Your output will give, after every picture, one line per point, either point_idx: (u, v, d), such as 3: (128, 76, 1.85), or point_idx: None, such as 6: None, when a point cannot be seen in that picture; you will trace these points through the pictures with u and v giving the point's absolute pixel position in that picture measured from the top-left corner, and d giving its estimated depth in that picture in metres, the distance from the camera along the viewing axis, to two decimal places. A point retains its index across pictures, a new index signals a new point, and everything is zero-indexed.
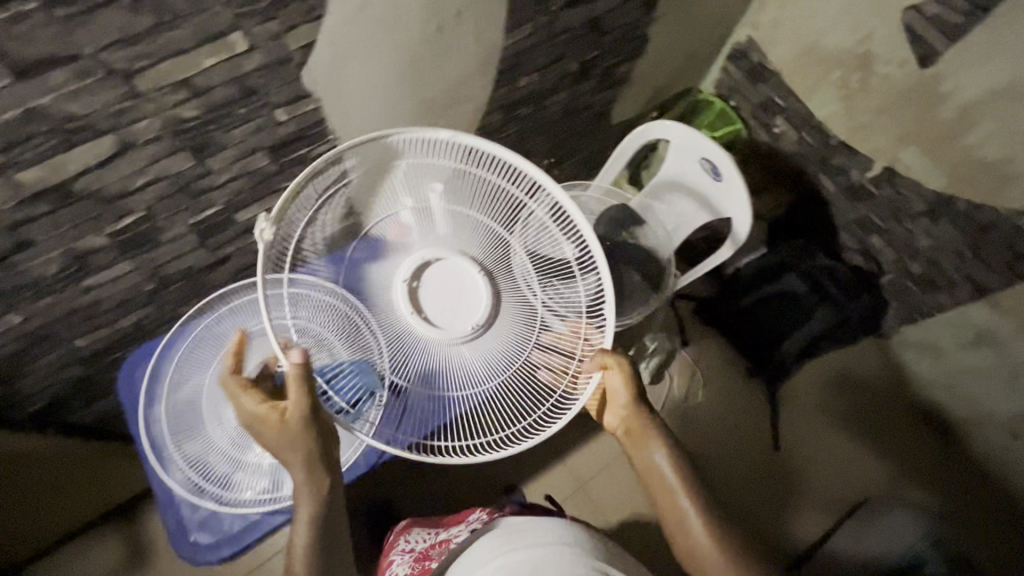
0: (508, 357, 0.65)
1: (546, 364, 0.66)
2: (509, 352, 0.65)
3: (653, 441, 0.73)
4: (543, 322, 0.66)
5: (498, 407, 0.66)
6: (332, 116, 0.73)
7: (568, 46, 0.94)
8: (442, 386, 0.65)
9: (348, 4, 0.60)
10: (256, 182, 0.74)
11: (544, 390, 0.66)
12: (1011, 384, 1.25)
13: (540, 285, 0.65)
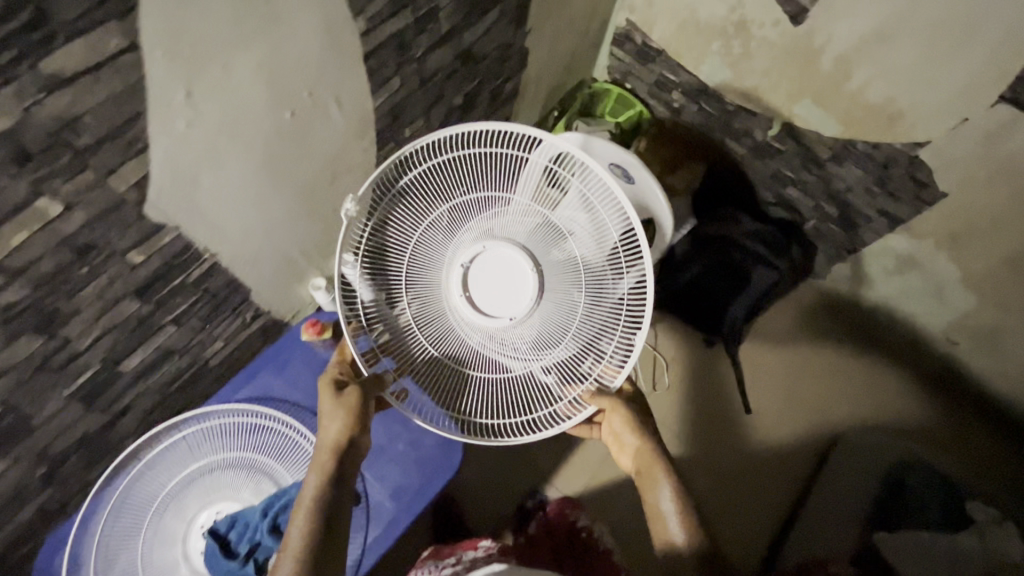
0: (557, 330, 0.75)
1: (584, 347, 0.75)
2: (556, 324, 0.75)
3: (658, 480, 0.77)
4: (586, 302, 0.74)
5: (537, 387, 0.76)
6: (200, 238, 0.64)
7: (445, 85, 0.88)
8: (500, 361, 0.76)
9: (175, 126, 0.52)
10: (132, 328, 0.65)
11: (578, 375, 0.75)
12: (938, 298, 1.32)
13: (588, 265, 0.74)
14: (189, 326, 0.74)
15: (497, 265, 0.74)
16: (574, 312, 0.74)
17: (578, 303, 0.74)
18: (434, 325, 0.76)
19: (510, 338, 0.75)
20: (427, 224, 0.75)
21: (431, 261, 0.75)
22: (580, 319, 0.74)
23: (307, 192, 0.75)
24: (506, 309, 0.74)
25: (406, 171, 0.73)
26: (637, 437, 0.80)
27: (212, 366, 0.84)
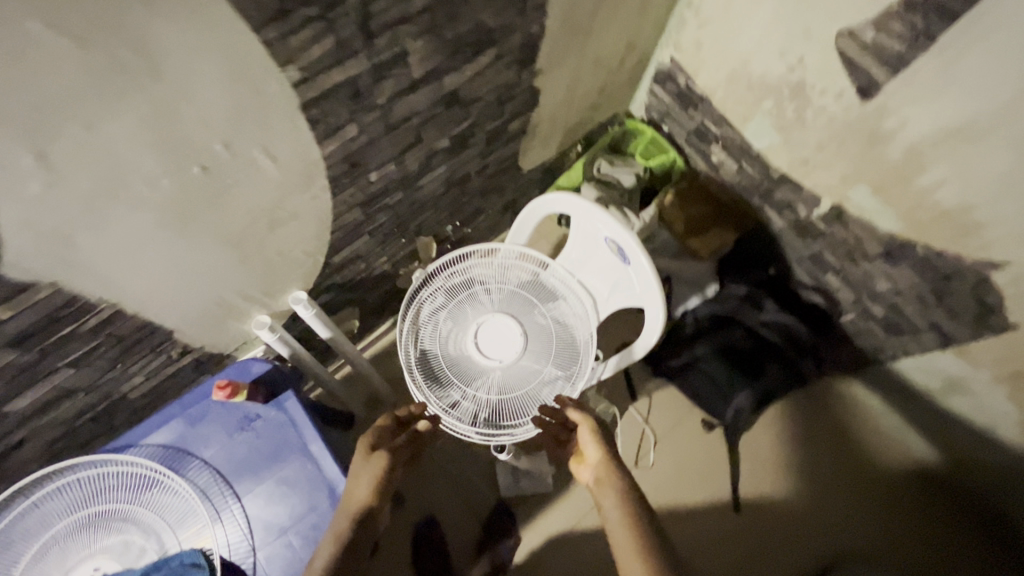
0: (540, 365, 0.95)
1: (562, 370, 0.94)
2: (540, 362, 0.95)
3: (616, 497, 0.76)
4: (562, 340, 0.96)
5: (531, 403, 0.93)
6: (94, 288, 0.58)
7: (424, 129, 0.78)
8: (506, 393, 0.94)
9: (21, 186, 0.44)
10: (12, 375, 0.60)
11: (563, 384, 0.94)
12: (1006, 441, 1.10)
13: (557, 318, 0.97)
14: (97, 365, 0.69)
15: (502, 316, 0.97)
16: (553, 350, 0.96)
17: (556, 343, 0.96)
18: (453, 368, 0.95)
19: (510, 374, 0.95)
20: (452, 293, 0.98)
21: (450, 323, 0.97)
22: (557, 354, 0.95)
23: (235, 241, 0.68)
24: (499, 350, 0.95)
25: (437, 262, 0.96)
26: (598, 449, 0.83)
27: (135, 396, 0.80)
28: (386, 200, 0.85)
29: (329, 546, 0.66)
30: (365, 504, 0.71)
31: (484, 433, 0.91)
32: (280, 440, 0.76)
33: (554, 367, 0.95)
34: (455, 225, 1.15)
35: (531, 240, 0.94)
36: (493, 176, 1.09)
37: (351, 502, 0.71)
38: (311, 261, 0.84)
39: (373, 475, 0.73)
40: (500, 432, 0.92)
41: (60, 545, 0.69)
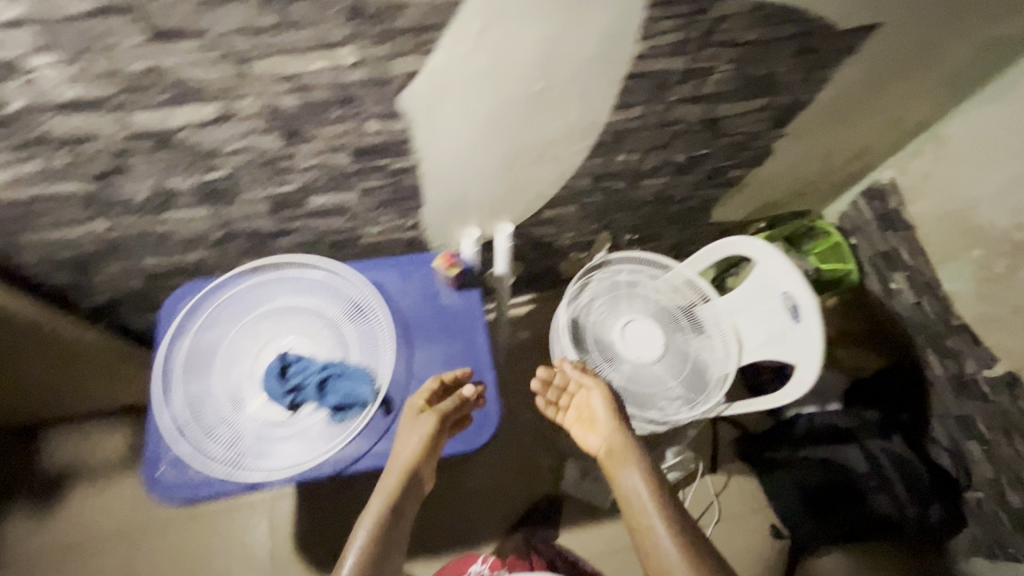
0: (669, 378, 1.02)
1: (686, 392, 1.01)
2: (670, 375, 1.02)
3: (631, 462, 0.85)
4: (696, 367, 1.03)
5: (648, 405, 1.00)
6: (418, 142, 0.76)
7: (678, 138, 0.91)
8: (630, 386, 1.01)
9: (460, 44, 0.61)
10: (333, 175, 0.78)
11: (683, 404, 1.00)
12: None
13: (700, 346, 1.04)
14: (369, 202, 0.87)
15: (653, 323, 1.06)
16: (685, 371, 1.03)
17: (689, 367, 1.03)
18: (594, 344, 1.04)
19: (640, 372, 1.02)
20: (618, 284, 1.09)
21: (607, 307, 1.07)
22: (687, 376, 1.03)
23: (509, 155, 0.84)
24: (639, 348, 1.04)
25: (618, 254, 1.09)
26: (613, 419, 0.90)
27: (362, 241, 0.98)
28: (612, 183, 0.99)
29: (381, 502, 0.75)
30: (412, 466, 0.76)
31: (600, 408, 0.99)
32: (456, 320, 0.90)
33: (680, 386, 1.02)
34: (633, 237, 1.26)
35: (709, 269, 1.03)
36: (687, 210, 1.20)
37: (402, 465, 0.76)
38: (531, 201, 1.00)
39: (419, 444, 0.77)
40: None
41: (276, 315, 0.87)
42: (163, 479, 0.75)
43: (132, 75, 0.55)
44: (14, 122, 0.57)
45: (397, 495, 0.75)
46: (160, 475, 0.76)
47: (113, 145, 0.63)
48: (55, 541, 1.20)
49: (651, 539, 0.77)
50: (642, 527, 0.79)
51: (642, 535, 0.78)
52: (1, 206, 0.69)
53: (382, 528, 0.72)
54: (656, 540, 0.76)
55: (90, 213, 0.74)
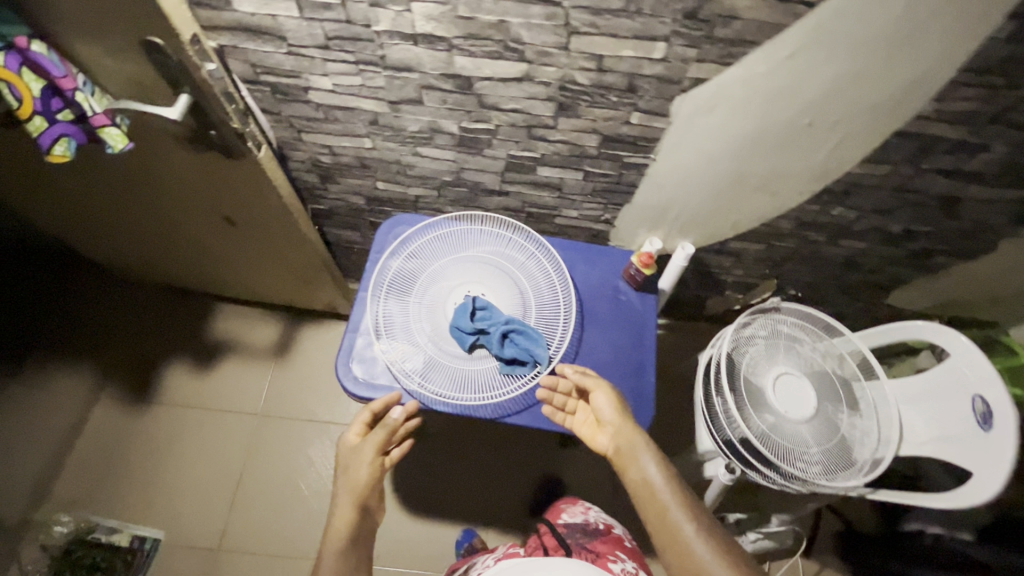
0: (814, 441, 0.99)
1: (829, 460, 0.97)
2: (815, 439, 0.99)
3: (644, 459, 0.77)
4: (845, 440, 0.99)
5: (786, 459, 0.97)
6: (663, 143, 0.80)
7: (906, 206, 0.88)
8: (773, 434, 0.99)
9: (760, 65, 0.65)
10: (572, 153, 0.84)
11: (823, 470, 0.97)
12: None
13: (853, 421, 1.00)
14: (585, 186, 0.92)
15: (809, 382, 1.03)
16: (832, 440, 0.99)
17: (839, 437, 0.99)
18: (746, 381, 1.03)
19: (784, 425, 1.00)
20: (782, 334, 1.08)
21: (767, 350, 1.06)
22: (833, 445, 0.99)
23: (734, 180, 0.87)
24: (791, 402, 1.01)
25: (791, 306, 1.09)
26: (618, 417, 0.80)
27: (554, 219, 1.04)
28: (811, 233, 0.98)
29: (337, 538, 0.73)
30: (361, 497, 0.77)
31: (738, 444, 0.98)
32: (631, 320, 0.94)
33: (823, 453, 0.98)
34: (797, 294, 1.23)
35: (882, 349, 1.01)
36: (867, 283, 1.16)
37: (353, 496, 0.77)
38: (724, 230, 1.01)
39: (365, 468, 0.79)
40: (747, 455, 0.99)
41: (471, 262, 0.94)
42: (353, 372, 0.87)
43: (480, 24, 0.63)
44: (368, 42, 0.68)
45: (353, 528, 0.74)
46: (350, 368, 0.87)
47: (424, 79, 0.73)
48: (202, 399, 1.35)
49: (675, 539, 0.69)
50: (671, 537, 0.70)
51: (659, 536, 0.71)
52: (310, 108, 0.81)
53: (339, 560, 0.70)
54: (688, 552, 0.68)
55: (366, 132, 0.85)
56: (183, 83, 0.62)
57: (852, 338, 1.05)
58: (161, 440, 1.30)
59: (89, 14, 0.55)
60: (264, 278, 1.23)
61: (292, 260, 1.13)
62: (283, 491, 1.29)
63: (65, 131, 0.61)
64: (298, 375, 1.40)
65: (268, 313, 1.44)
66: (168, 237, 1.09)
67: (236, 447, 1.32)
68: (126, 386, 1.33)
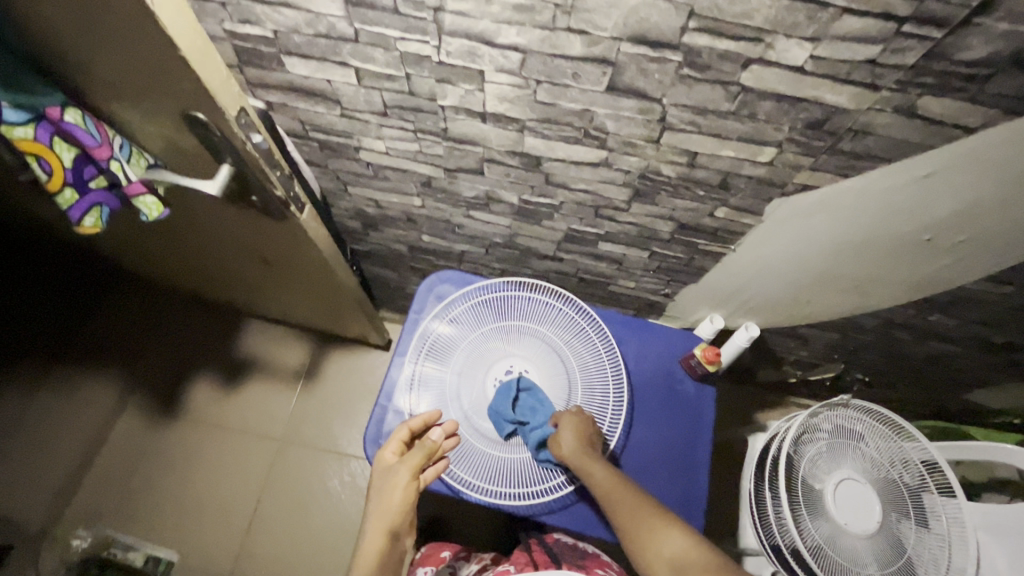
0: (872, 562, 0.89)
1: None
2: (874, 559, 0.89)
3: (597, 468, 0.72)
4: (908, 563, 0.89)
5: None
6: (746, 238, 0.71)
7: (1019, 323, 0.77)
8: (828, 550, 0.89)
9: (882, 181, 0.55)
10: (641, 233, 0.75)
11: None
12: None
13: (919, 543, 0.90)
14: (648, 263, 0.84)
15: (874, 492, 0.93)
16: (893, 562, 0.89)
17: (900, 560, 0.89)
18: (803, 484, 0.93)
19: (842, 539, 0.90)
20: (848, 434, 0.97)
21: (829, 452, 0.96)
22: (893, 568, 0.89)
23: (820, 279, 0.77)
24: (851, 514, 0.91)
25: (862, 403, 0.97)
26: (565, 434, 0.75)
27: (608, 287, 0.95)
28: (898, 332, 0.88)
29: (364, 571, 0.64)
30: (390, 526, 0.68)
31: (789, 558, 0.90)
32: (686, 412, 0.85)
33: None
34: (863, 379, 1.12)
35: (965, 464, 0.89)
36: (948, 380, 1.04)
37: (381, 522, 0.68)
38: (796, 319, 0.91)
39: (398, 491, 0.70)
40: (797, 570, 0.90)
41: (515, 334, 0.86)
42: None
43: (559, 111, 0.55)
44: (430, 113, 0.60)
45: (382, 560, 0.65)
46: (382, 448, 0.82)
47: (488, 153, 0.65)
48: (225, 418, 1.32)
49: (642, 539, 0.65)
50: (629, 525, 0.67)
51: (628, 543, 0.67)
52: (358, 166, 0.74)
53: None
54: (651, 534, 0.65)
55: (416, 191, 0.78)
56: (226, 153, 0.56)
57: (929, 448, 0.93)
58: (181, 459, 1.28)
59: (126, 85, 0.49)
60: (299, 309, 1.18)
61: (330, 303, 1.08)
62: (298, 522, 1.25)
63: (100, 199, 0.56)
64: (321, 402, 1.36)
65: (297, 335, 1.40)
66: (200, 268, 1.04)
67: (254, 473, 1.29)
68: (150, 400, 1.31)
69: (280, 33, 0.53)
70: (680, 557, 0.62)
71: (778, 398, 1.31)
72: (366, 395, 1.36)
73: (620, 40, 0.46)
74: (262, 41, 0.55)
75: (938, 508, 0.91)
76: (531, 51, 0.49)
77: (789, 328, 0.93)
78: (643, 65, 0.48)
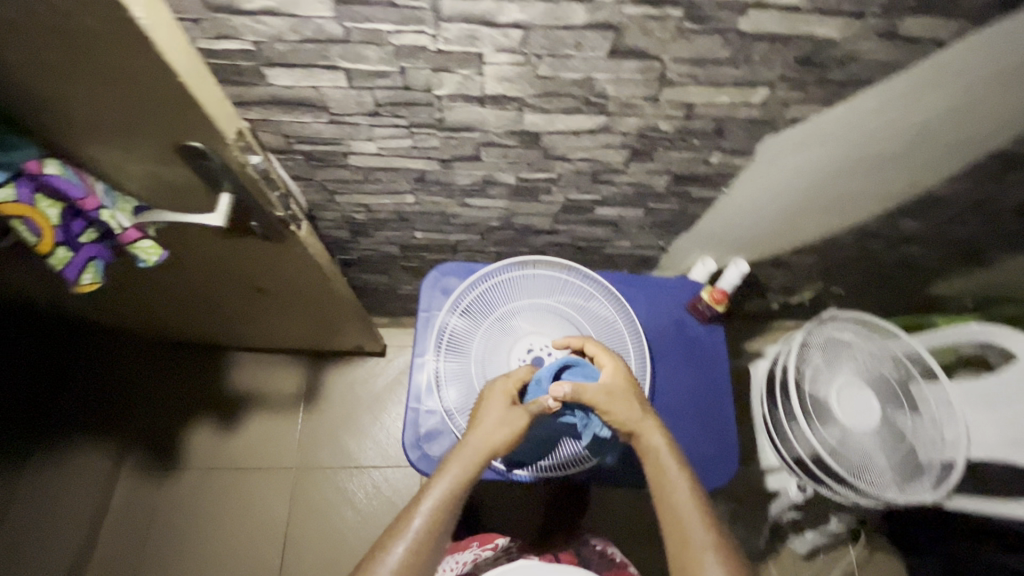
0: (881, 452, 0.98)
1: (897, 470, 0.97)
2: (882, 450, 0.98)
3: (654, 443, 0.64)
4: (910, 447, 0.99)
5: (857, 475, 0.96)
6: (738, 178, 0.74)
7: (978, 214, 0.85)
8: (843, 451, 0.97)
9: (865, 105, 0.59)
10: (638, 192, 0.77)
11: (892, 481, 0.96)
12: None
13: (916, 427, 1.00)
14: (643, 220, 0.86)
15: (871, 390, 1.01)
16: (897, 449, 0.99)
17: (903, 446, 0.99)
18: (811, 396, 1.01)
19: (852, 439, 0.98)
20: (841, 344, 1.05)
21: (828, 363, 1.03)
22: (899, 454, 0.98)
23: (805, 206, 0.82)
24: (856, 414, 1.00)
25: (848, 313, 1.05)
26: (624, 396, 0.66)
27: (604, 250, 0.98)
28: (872, 243, 0.95)
29: (453, 475, 0.62)
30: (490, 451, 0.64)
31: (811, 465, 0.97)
32: (701, 354, 0.90)
33: (891, 463, 0.98)
34: (840, 292, 1.21)
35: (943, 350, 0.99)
36: (913, 279, 1.14)
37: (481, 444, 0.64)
38: (781, 248, 0.97)
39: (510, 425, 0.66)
40: (819, 474, 0.97)
41: (529, 312, 0.87)
42: (427, 455, 0.82)
43: (560, 83, 0.55)
44: (425, 106, 0.59)
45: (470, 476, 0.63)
46: (424, 450, 0.82)
47: (487, 136, 0.64)
48: (231, 459, 1.27)
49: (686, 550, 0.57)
50: (683, 555, 0.57)
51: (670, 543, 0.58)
52: (347, 171, 0.71)
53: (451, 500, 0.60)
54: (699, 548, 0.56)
55: (409, 188, 0.76)
56: (224, 180, 0.53)
57: (910, 341, 1.03)
58: (194, 511, 1.22)
59: (113, 123, 0.45)
60: (290, 331, 1.13)
61: (328, 318, 1.04)
62: (329, 545, 1.23)
63: (93, 253, 0.52)
64: (328, 422, 1.32)
65: (288, 359, 1.35)
66: (181, 313, 0.98)
67: (276, 506, 1.25)
68: (148, 458, 1.25)
69: (263, 44, 0.50)
70: None
71: (763, 326, 1.39)
72: (372, 405, 1.34)
73: (623, 2, 0.46)
74: (242, 55, 0.52)
75: (925, 394, 1.01)
76: (533, 26, 0.48)
77: (776, 257, 0.99)
78: (645, 24, 0.48)
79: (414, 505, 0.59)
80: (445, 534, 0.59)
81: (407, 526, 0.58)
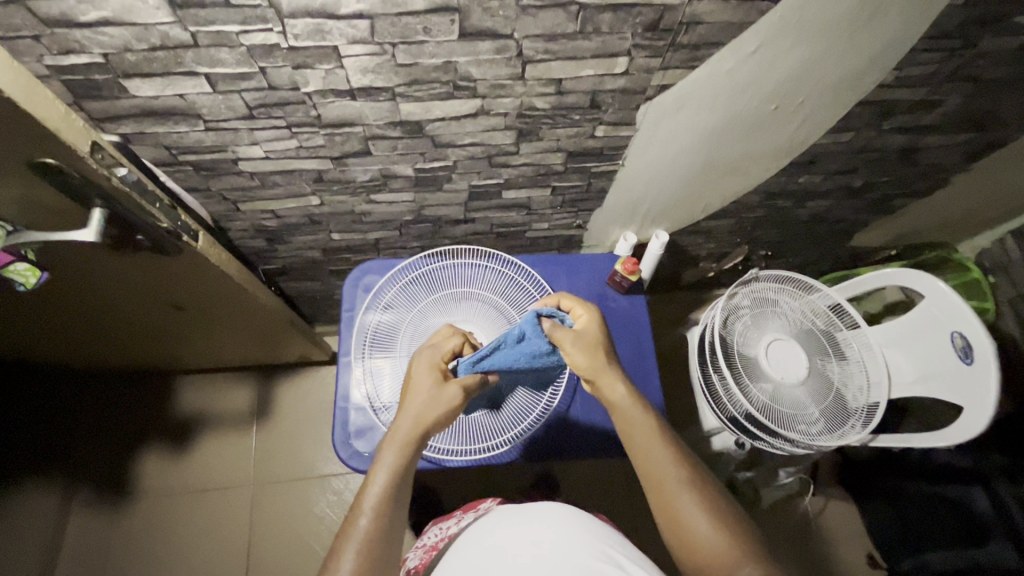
0: (810, 402, 1.01)
1: (826, 417, 1.01)
2: (811, 400, 1.01)
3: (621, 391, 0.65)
4: (837, 395, 1.03)
5: (789, 426, 0.99)
6: (630, 149, 0.76)
7: (870, 163, 0.89)
8: (774, 405, 1.00)
9: (724, 65, 0.62)
10: (538, 172, 0.79)
11: (823, 428, 0.99)
12: None
13: (842, 375, 1.04)
14: (553, 200, 0.88)
15: (797, 344, 1.05)
16: (825, 397, 1.02)
17: (831, 394, 1.02)
18: (741, 356, 1.03)
19: (782, 392, 1.01)
20: (766, 303, 1.08)
21: (755, 322, 1.06)
22: (827, 402, 1.02)
23: (703, 170, 0.84)
24: (785, 368, 1.02)
25: (771, 272, 1.09)
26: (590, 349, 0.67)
27: (526, 234, 0.99)
28: (780, 201, 0.98)
29: (391, 459, 0.60)
30: (424, 427, 0.63)
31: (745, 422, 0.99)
32: (624, 325, 0.92)
33: (820, 411, 1.01)
34: (768, 253, 1.24)
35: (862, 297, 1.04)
36: (833, 233, 1.19)
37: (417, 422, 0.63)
38: (696, 215, 0.99)
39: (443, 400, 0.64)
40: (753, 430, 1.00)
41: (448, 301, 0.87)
42: (358, 452, 0.83)
43: (423, 69, 0.57)
44: (298, 104, 0.60)
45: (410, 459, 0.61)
46: (354, 447, 0.83)
47: (370, 130, 0.65)
48: (182, 483, 1.25)
49: (662, 491, 0.59)
50: (659, 494, 0.59)
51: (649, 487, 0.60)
52: (243, 179, 0.72)
53: (391, 488, 0.58)
54: (676, 486, 0.58)
55: (311, 190, 0.76)
56: (92, 196, 0.53)
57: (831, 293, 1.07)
58: (148, 542, 1.20)
59: None
60: (227, 347, 1.12)
61: (260, 330, 1.04)
62: (291, 558, 1.21)
63: None
64: (282, 436, 1.31)
65: (236, 377, 1.34)
66: (105, 339, 0.97)
67: (233, 525, 1.23)
68: (96, 490, 1.22)
69: (112, 56, 0.50)
70: (709, 527, 0.55)
71: (705, 294, 1.43)
72: (327, 413, 1.34)
73: None
74: (95, 69, 0.52)
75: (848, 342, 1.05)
76: (377, 15, 0.50)
77: (692, 223, 1.01)
78: (485, 4, 0.50)
79: (357, 504, 0.57)
80: (395, 524, 0.57)
81: (355, 523, 0.56)
